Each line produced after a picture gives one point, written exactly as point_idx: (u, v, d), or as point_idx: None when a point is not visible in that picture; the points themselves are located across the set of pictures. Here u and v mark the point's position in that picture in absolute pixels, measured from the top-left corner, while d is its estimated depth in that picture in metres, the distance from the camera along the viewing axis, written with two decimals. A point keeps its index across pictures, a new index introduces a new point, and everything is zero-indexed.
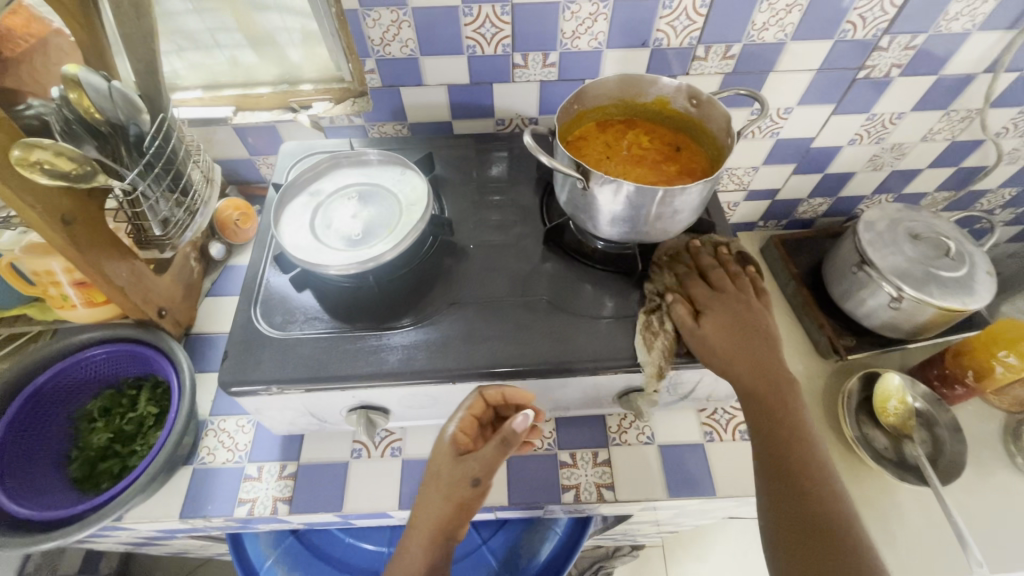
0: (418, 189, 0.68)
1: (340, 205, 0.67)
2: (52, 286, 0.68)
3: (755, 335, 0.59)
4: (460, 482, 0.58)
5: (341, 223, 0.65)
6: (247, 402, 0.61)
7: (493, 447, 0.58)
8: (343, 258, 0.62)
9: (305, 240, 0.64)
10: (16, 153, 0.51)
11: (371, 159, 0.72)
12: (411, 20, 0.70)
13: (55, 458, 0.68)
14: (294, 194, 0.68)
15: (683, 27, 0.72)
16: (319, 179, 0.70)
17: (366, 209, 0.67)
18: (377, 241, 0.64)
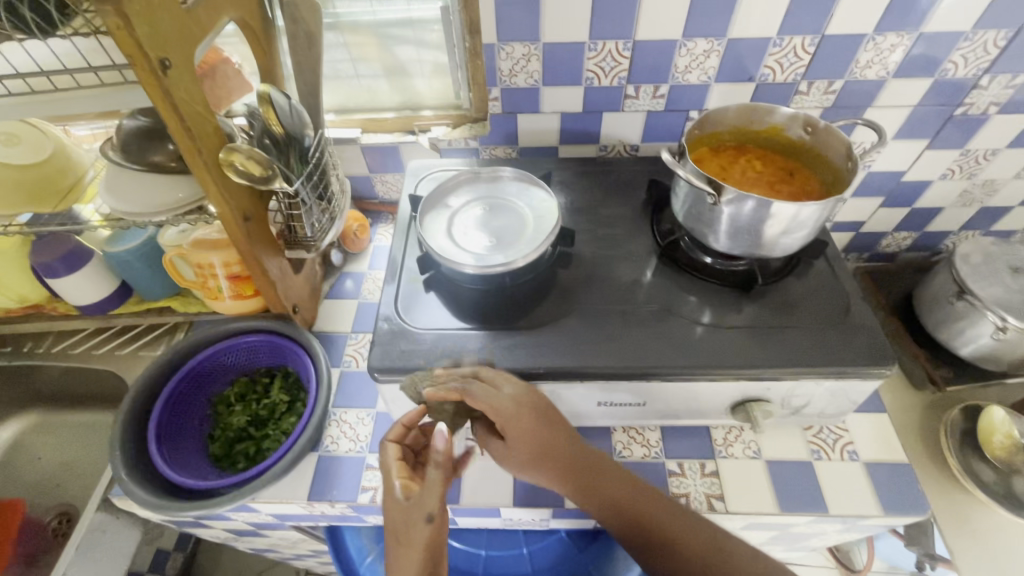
0: (547, 206, 0.74)
1: (474, 217, 0.73)
2: (211, 278, 0.75)
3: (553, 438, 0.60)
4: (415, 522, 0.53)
5: (474, 232, 0.71)
6: (388, 390, 0.66)
7: (428, 477, 0.54)
8: (477, 263, 0.67)
9: (443, 244, 0.70)
10: (221, 155, 0.59)
11: (505, 177, 0.78)
12: (540, 54, 0.77)
13: (198, 436, 0.74)
14: (429, 205, 0.75)
15: (790, 63, 0.78)
16: (453, 192, 0.77)
17: (496, 222, 0.72)
18: (508, 251, 0.69)
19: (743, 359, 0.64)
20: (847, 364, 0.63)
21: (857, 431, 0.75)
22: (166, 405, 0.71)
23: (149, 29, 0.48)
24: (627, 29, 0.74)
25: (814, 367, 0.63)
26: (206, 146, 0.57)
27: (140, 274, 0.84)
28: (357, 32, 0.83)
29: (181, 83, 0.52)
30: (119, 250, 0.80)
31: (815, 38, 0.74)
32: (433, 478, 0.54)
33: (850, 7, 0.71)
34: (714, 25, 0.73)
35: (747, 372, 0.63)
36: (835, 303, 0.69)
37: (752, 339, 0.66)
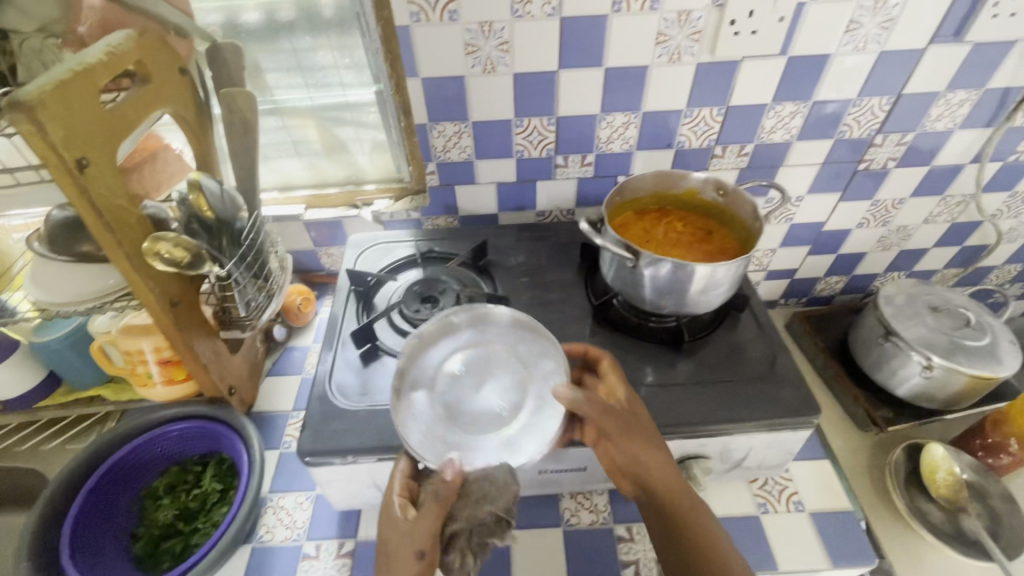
0: (547, 346, 0.63)
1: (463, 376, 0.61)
2: (140, 364, 0.73)
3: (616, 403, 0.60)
4: (403, 559, 0.53)
5: (474, 404, 0.60)
6: (319, 473, 0.64)
7: (425, 508, 0.54)
8: (494, 451, 0.58)
9: (441, 439, 0.58)
10: (145, 245, 0.59)
11: (493, 318, 0.65)
12: (471, 131, 0.82)
13: (120, 535, 0.70)
14: (396, 385, 0.59)
15: (702, 131, 0.84)
16: (430, 347, 0.62)
17: (492, 378, 0.61)
18: (520, 414, 0.60)
19: (675, 416, 0.65)
20: (774, 416, 0.64)
21: (801, 480, 0.75)
22: (85, 504, 0.67)
23: (64, 132, 0.49)
24: (549, 107, 0.79)
25: (745, 421, 0.64)
26: (127, 237, 0.57)
27: (68, 362, 0.81)
28: (295, 116, 0.87)
29: (100, 179, 0.53)
30: (45, 339, 0.78)
31: (721, 109, 0.81)
32: (428, 509, 0.54)
33: (749, 81, 0.77)
34: (628, 101, 0.79)
35: (679, 430, 0.64)
36: (761, 354, 0.71)
37: (684, 396, 0.67)
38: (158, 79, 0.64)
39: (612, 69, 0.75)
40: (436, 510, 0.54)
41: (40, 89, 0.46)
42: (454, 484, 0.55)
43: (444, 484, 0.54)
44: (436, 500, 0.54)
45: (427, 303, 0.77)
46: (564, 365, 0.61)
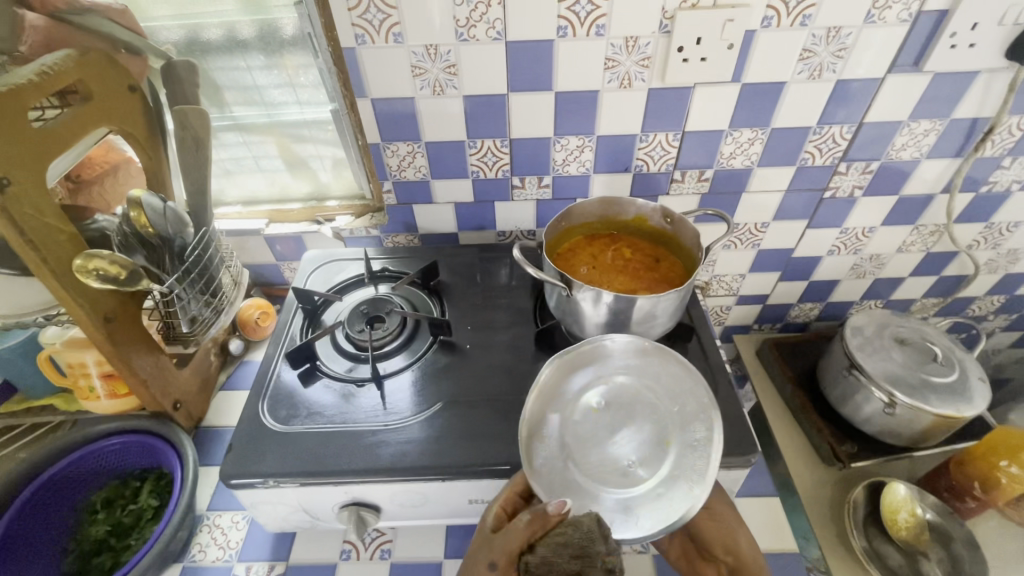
0: (695, 402, 0.60)
1: (613, 419, 0.61)
2: (83, 377, 0.74)
3: None
4: (482, 565, 0.53)
5: (606, 446, 0.60)
6: (244, 495, 0.63)
7: (516, 522, 0.53)
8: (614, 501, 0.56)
9: (562, 479, 0.57)
10: (78, 262, 0.59)
11: (617, 344, 0.64)
12: (424, 151, 0.81)
13: (53, 549, 0.69)
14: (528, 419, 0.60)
15: (660, 155, 0.82)
16: (571, 374, 0.63)
17: (631, 423, 0.60)
18: (653, 476, 0.57)
19: None
20: None
21: (747, 518, 0.73)
22: (16, 518, 0.67)
23: None
24: (501, 129, 0.78)
25: None
26: (53, 254, 0.57)
27: (19, 370, 0.82)
28: (255, 132, 0.87)
29: (22, 198, 0.53)
30: None
31: (677, 134, 0.80)
32: (517, 527, 0.52)
33: (703, 107, 0.76)
34: (582, 125, 0.78)
35: None
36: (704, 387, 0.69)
37: None
38: (103, 97, 0.64)
39: (561, 93, 0.74)
40: (522, 533, 0.52)
41: None
42: (546, 513, 0.51)
43: (546, 508, 0.51)
44: (526, 521, 0.52)
45: (372, 324, 0.77)
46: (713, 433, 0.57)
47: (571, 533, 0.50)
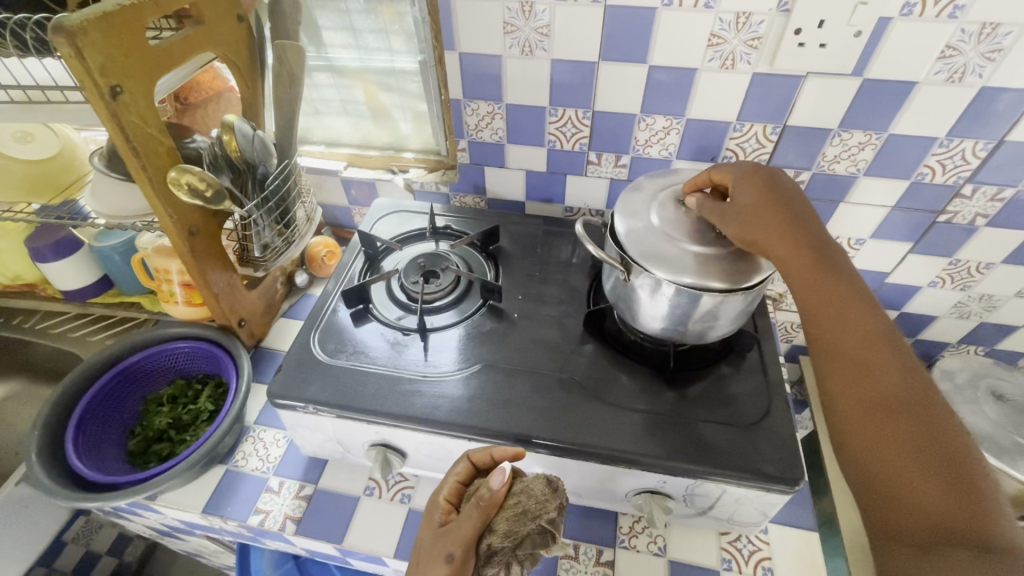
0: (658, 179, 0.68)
1: (688, 218, 0.61)
2: (166, 282, 0.80)
3: (786, 243, 0.53)
4: (434, 559, 0.51)
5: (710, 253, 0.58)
6: (285, 415, 0.67)
7: (466, 510, 0.53)
8: (703, 231, 0.60)
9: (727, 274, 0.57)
10: (172, 174, 0.64)
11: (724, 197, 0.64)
12: (504, 113, 0.80)
13: (119, 430, 0.77)
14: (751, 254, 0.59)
15: (752, 149, 0.76)
16: None
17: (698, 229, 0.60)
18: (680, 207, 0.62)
19: (637, 442, 0.61)
20: (748, 469, 0.58)
21: (778, 547, 0.68)
22: (96, 396, 0.75)
23: (101, 58, 0.53)
24: (585, 99, 0.75)
25: (714, 468, 0.58)
26: (153, 163, 0.62)
27: (118, 269, 0.91)
28: (346, 76, 0.89)
29: (132, 106, 0.58)
30: (103, 246, 0.88)
31: (777, 127, 0.73)
32: (468, 513, 0.53)
33: (812, 101, 0.69)
34: (672, 105, 0.73)
35: (639, 459, 0.60)
36: (756, 402, 0.65)
37: (654, 426, 0.62)
38: (212, 23, 0.68)
39: (656, 67, 0.69)
40: (479, 517, 0.52)
41: (85, 17, 0.51)
42: (499, 495, 0.53)
43: (493, 490, 0.53)
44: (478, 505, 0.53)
45: (427, 278, 0.77)
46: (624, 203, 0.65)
47: (523, 506, 0.54)
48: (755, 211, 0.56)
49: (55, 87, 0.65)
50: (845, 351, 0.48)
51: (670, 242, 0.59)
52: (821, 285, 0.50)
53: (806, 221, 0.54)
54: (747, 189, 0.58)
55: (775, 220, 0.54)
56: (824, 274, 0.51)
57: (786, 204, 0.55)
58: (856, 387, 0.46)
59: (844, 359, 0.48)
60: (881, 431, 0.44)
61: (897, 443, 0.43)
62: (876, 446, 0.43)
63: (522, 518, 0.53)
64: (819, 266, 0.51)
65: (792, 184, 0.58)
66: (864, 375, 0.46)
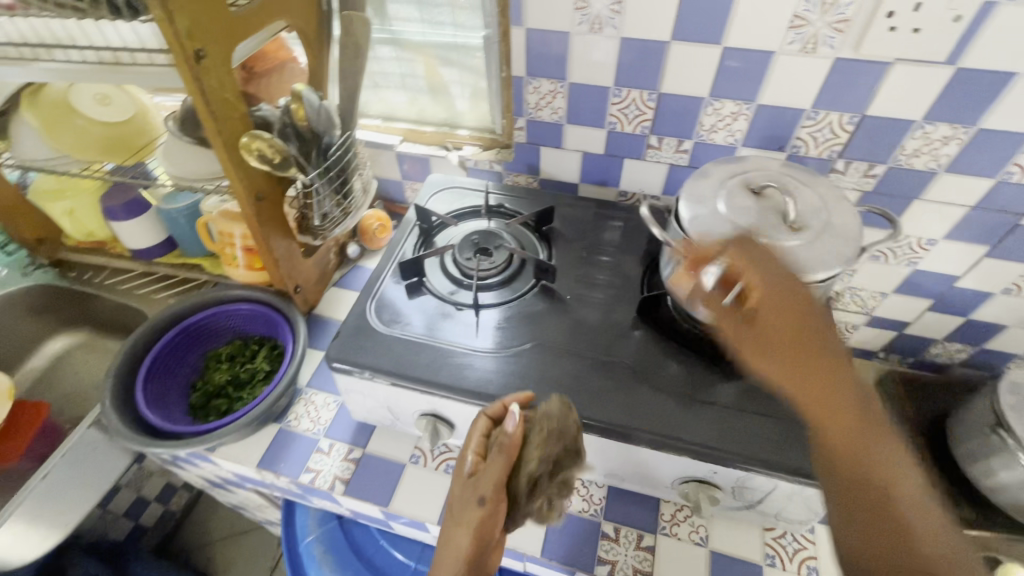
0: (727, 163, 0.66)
1: (759, 210, 0.59)
2: (229, 246, 0.83)
3: (776, 335, 0.51)
4: (470, 503, 0.58)
5: (781, 241, 0.56)
6: (341, 379, 0.69)
7: (493, 457, 0.58)
8: (774, 221, 0.58)
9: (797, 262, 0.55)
10: (244, 139, 0.66)
11: (798, 184, 0.61)
12: (566, 92, 0.79)
13: (182, 383, 0.81)
14: (825, 245, 0.56)
15: (825, 139, 0.73)
16: (829, 207, 0.59)
17: (768, 216, 0.58)
18: (749, 194, 0.60)
19: (686, 431, 0.60)
20: (802, 466, 0.57)
21: (824, 548, 0.67)
22: (164, 349, 0.79)
23: (189, 23, 0.55)
24: (652, 80, 0.73)
25: (765, 462, 0.58)
26: (228, 128, 0.64)
27: (183, 232, 0.95)
28: (407, 49, 0.89)
29: (213, 71, 0.59)
30: (170, 209, 0.92)
31: (854, 116, 0.70)
32: (494, 460, 0.58)
33: (896, 90, 0.66)
34: (743, 89, 0.71)
35: (688, 447, 0.60)
36: None
37: (706, 415, 0.62)
38: None
39: (730, 50, 0.67)
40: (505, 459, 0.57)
41: None
42: (518, 438, 0.57)
43: (512, 437, 0.56)
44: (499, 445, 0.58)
45: (481, 255, 0.78)
46: (687, 188, 0.63)
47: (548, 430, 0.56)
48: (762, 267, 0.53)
49: (144, 48, 0.66)
50: (846, 455, 0.49)
51: (739, 233, 0.58)
52: (801, 361, 0.50)
53: (795, 296, 0.52)
54: (731, 254, 0.54)
55: (768, 296, 0.52)
56: (807, 343, 0.51)
57: (768, 274, 0.53)
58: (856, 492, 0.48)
59: (846, 465, 0.49)
60: (874, 541, 0.47)
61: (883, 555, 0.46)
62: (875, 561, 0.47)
63: (552, 443, 0.56)
64: (803, 347, 0.51)
65: (759, 244, 0.55)
66: (861, 485, 0.48)
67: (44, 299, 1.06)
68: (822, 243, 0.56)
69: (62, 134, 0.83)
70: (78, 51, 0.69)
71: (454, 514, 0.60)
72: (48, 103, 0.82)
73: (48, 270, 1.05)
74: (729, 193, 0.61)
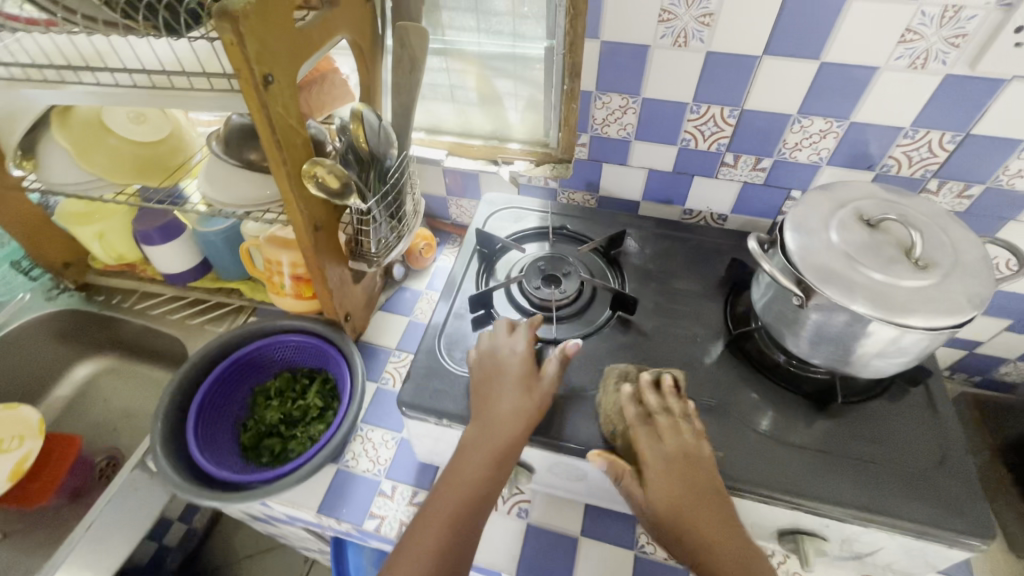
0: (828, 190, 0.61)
1: (875, 242, 0.55)
2: (277, 274, 0.78)
3: (683, 456, 0.55)
4: (514, 394, 0.59)
5: (903, 279, 0.52)
6: (412, 423, 0.64)
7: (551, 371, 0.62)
8: (893, 255, 0.54)
9: (925, 301, 0.51)
10: (305, 166, 0.61)
11: (913, 215, 0.57)
12: (638, 108, 0.74)
13: (230, 423, 0.77)
14: (952, 284, 0.51)
15: (920, 158, 0.68)
16: (951, 241, 0.55)
17: (885, 251, 0.54)
18: (862, 225, 0.56)
19: (796, 484, 0.57)
20: (922, 521, 0.55)
21: None
22: (212, 387, 0.74)
23: (259, 45, 0.50)
24: (736, 96, 0.68)
25: (882, 518, 0.55)
26: (291, 156, 0.59)
27: (221, 255, 0.90)
28: (458, 60, 0.84)
29: (279, 96, 0.54)
30: (207, 232, 0.87)
31: (957, 135, 0.65)
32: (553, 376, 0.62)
33: (1009, 108, 0.61)
34: (837, 106, 0.66)
35: (800, 503, 0.57)
36: (922, 446, 0.60)
37: (813, 465, 0.59)
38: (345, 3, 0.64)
39: (829, 65, 0.62)
40: (533, 404, 0.59)
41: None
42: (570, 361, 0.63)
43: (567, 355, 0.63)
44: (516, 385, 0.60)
45: (549, 284, 0.73)
46: (788, 217, 0.59)
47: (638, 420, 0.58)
48: (663, 484, 0.54)
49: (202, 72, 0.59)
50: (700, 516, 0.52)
51: (857, 268, 0.53)
52: (682, 476, 0.54)
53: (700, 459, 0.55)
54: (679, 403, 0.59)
55: (683, 445, 0.56)
56: (696, 482, 0.54)
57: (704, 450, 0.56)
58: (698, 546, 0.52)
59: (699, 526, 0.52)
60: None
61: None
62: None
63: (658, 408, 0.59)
64: (683, 459, 0.55)
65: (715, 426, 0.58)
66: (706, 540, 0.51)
67: (68, 325, 1.01)
68: (950, 283, 0.52)
69: (95, 157, 0.76)
70: (112, 71, 0.60)
71: (488, 402, 0.59)
72: (79, 123, 0.75)
73: (74, 294, 1.00)
74: (839, 225, 0.57)
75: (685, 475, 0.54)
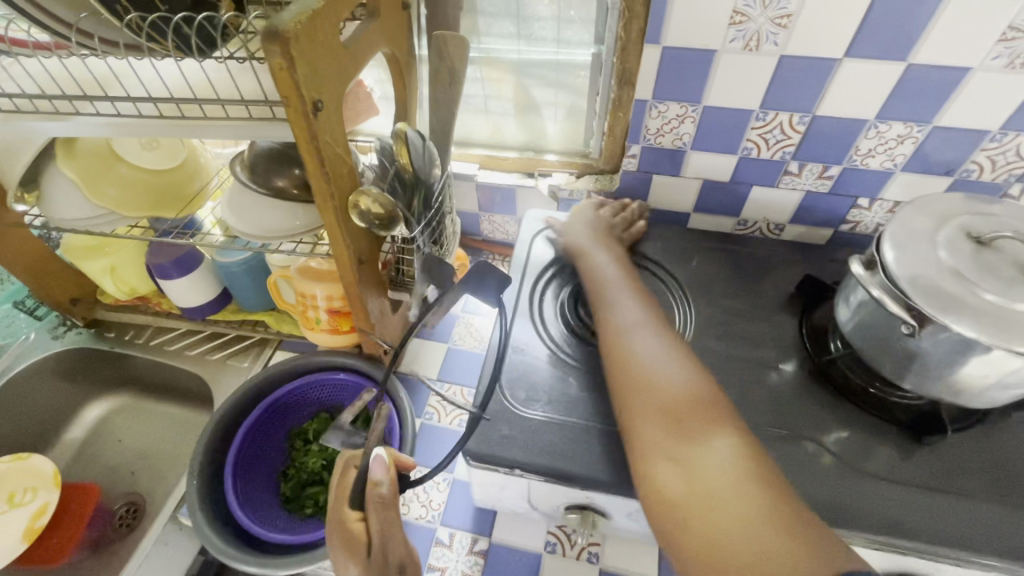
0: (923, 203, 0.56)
1: (989, 262, 0.50)
2: (311, 309, 0.72)
3: (610, 240, 0.74)
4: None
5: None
6: (478, 473, 0.59)
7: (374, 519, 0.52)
8: (1013, 276, 0.49)
9: None
10: (350, 197, 0.56)
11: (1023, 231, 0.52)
12: (698, 117, 0.68)
13: (269, 471, 0.71)
14: None
15: (1005, 163, 0.64)
16: None
17: (1005, 271, 0.49)
18: (969, 243, 0.51)
19: (910, 525, 0.53)
20: None
21: None
22: (247, 435, 0.69)
23: (309, 71, 0.44)
24: (807, 102, 0.64)
25: (1001, 559, 0.51)
26: (339, 189, 0.53)
27: (241, 285, 0.84)
28: (495, 69, 0.78)
29: (328, 124, 0.48)
30: (226, 262, 0.80)
31: None
32: (382, 519, 0.52)
33: None
34: (919, 109, 0.61)
35: (910, 546, 0.52)
36: None
37: (924, 503, 0.54)
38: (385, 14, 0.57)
39: (916, 67, 0.58)
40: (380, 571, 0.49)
41: (297, 19, 0.41)
42: (388, 477, 0.54)
43: (382, 491, 0.53)
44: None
45: None
46: (884, 233, 0.55)
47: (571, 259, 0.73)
48: (579, 217, 0.76)
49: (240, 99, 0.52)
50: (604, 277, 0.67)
51: (974, 291, 0.48)
52: (607, 242, 0.73)
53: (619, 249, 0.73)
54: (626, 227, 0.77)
55: (609, 236, 0.74)
56: (614, 251, 0.71)
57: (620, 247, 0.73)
58: (605, 291, 0.64)
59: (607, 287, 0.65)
60: (628, 320, 0.59)
61: (632, 325, 0.58)
62: (623, 331, 0.58)
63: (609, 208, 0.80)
64: (611, 247, 0.72)
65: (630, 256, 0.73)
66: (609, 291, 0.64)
67: (76, 364, 0.94)
68: None
69: (106, 188, 0.69)
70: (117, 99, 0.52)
71: None
72: (85, 153, 0.69)
73: (82, 331, 0.94)
74: (944, 243, 0.52)
75: (605, 234, 0.74)
